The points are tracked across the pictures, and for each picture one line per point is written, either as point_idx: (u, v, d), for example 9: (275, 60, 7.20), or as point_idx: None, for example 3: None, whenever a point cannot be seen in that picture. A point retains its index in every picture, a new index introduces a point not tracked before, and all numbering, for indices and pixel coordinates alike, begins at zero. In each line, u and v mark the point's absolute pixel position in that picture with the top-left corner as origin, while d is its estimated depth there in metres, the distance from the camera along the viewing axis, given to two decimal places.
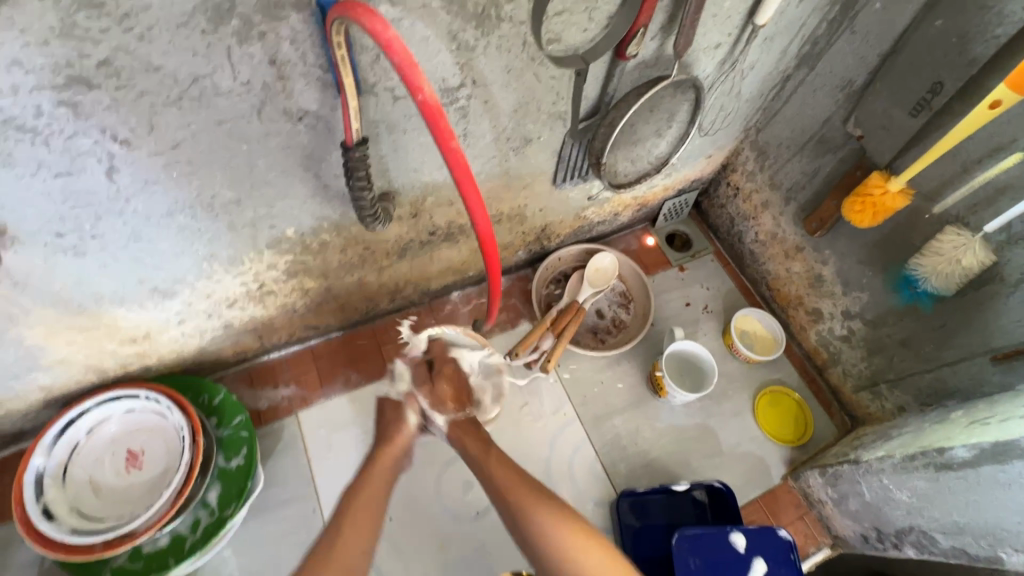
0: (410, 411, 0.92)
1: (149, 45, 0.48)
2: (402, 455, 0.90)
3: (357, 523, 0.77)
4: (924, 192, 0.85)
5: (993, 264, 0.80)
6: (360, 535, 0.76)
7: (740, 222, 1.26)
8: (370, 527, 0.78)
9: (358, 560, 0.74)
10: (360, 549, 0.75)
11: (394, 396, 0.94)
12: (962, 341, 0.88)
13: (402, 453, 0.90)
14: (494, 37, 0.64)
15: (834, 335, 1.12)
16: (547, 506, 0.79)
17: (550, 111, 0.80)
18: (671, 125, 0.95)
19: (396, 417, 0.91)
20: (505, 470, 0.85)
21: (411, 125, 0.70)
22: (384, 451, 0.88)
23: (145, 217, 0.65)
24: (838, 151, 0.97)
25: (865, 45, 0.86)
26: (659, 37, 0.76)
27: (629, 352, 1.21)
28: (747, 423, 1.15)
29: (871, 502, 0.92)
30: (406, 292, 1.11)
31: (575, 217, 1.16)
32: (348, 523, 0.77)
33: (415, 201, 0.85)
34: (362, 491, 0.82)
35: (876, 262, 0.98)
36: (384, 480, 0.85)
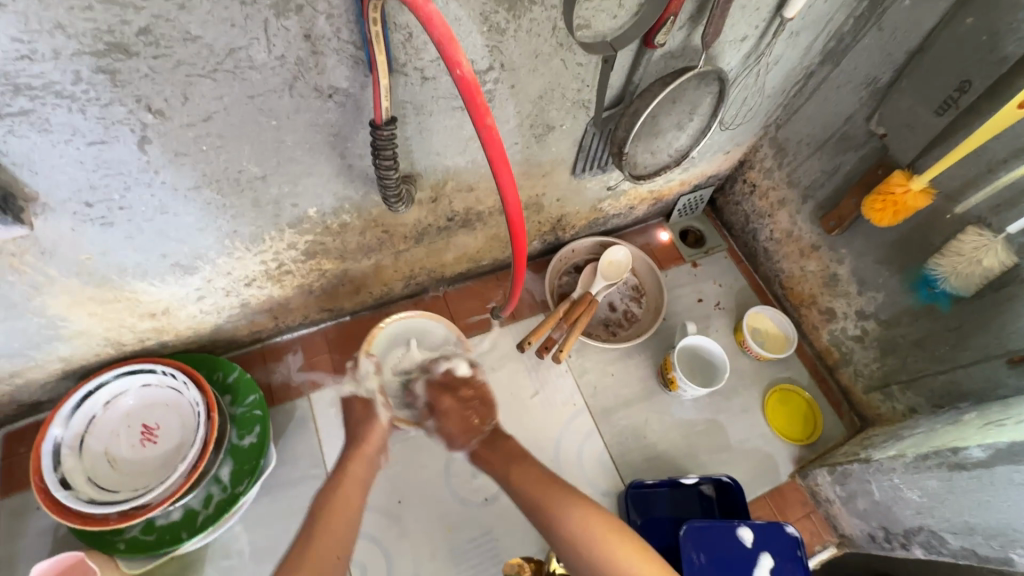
0: (380, 414, 0.96)
1: (190, 14, 0.48)
2: (375, 454, 0.92)
3: (331, 521, 0.79)
4: (946, 192, 0.85)
5: (1015, 266, 0.80)
6: (335, 539, 0.78)
7: (756, 220, 1.26)
8: (344, 530, 0.79)
9: (333, 565, 0.75)
10: (336, 553, 0.77)
11: (363, 394, 1.00)
12: (979, 343, 0.88)
13: (375, 454, 0.92)
14: (526, 21, 0.64)
15: (847, 335, 1.12)
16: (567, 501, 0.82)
17: (574, 98, 0.80)
18: (692, 117, 0.95)
19: (367, 418, 0.95)
20: (532, 476, 0.87)
21: (437, 107, 0.71)
22: (356, 451, 0.90)
23: (173, 189, 0.65)
24: (860, 149, 0.97)
25: (892, 41, 0.85)
26: (687, 26, 0.76)
27: (640, 345, 1.21)
28: (756, 420, 1.15)
29: (880, 501, 0.92)
30: (420, 278, 1.12)
31: (592, 208, 1.16)
32: (320, 527, 0.78)
33: (436, 185, 0.85)
34: (337, 491, 0.83)
35: (894, 262, 0.98)
36: (359, 483, 0.86)
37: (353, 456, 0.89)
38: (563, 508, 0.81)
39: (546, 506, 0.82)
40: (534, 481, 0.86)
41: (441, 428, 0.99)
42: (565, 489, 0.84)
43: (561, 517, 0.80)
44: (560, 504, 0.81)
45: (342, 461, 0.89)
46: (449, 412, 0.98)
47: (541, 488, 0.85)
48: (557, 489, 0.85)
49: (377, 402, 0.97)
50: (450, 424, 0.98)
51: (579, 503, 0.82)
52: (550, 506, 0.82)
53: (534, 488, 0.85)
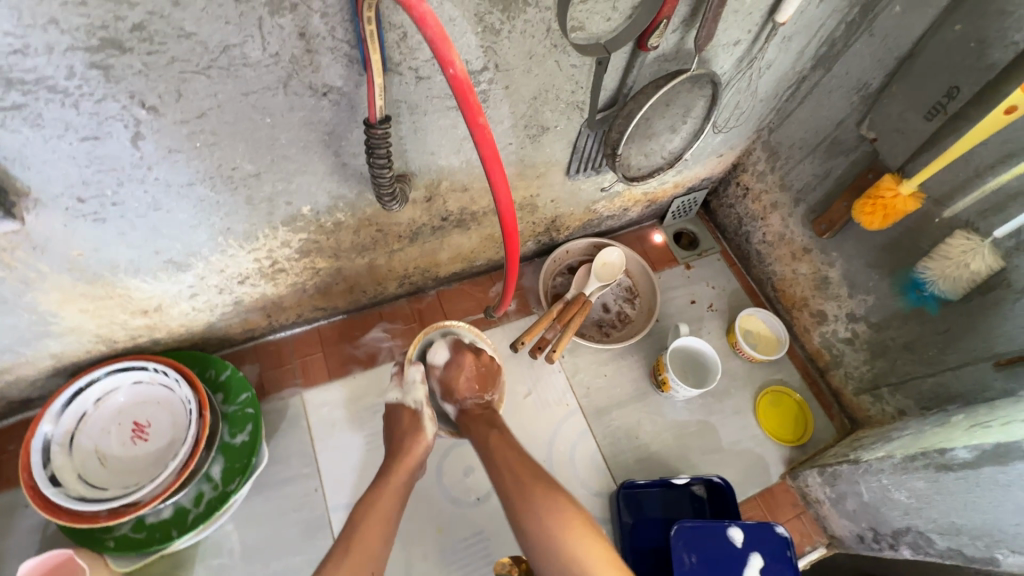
0: (425, 426, 0.92)
1: (184, 11, 0.48)
2: (417, 467, 0.90)
3: (367, 542, 0.78)
4: (935, 196, 0.86)
5: (1000, 269, 0.81)
6: (370, 553, 0.77)
7: (748, 222, 1.27)
8: (378, 546, 0.79)
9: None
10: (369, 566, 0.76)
11: (409, 404, 0.95)
12: (966, 345, 0.89)
13: (417, 464, 0.90)
14: (520, 22, 0.65)
15: (838, 338, 1.13)
16: (539, 486, 0.82)
17: (568, 100, 0.81)
18: (686, 120, 0.95)
19: (413, 428, 0.92)
20: (507, 451, 0.88)
21: (432, 107, 0.71)
22: (399, 463, 0.88)
23: (165, 186, 0.65)
24: (851, 153, 0.98)
25: (883, 47, 0.86)
26: (681, 30, 0.77)
27: (633, 346, 1.22)
28: (747, 421, 1.16)
29: (869, 502, 0.93)
30: (414, 278, 1.12)
31: (586, 210, 1.17)
32: (357, 538, 0.78)
33: (430, 184, 0.85)
34: (373, 508, 0.81)
35: (884, 265, 0.99)
36: (397, 495, 0.85)
37: (395, 468, 0.88)
38: (531, 490, 0.81)
39: (519, 489, 0.82)
40: (509, 453, 0.87)
41: (448, 377, 0.98)
42: (535, 467, 0.85)
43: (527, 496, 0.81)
44: (529, 486, 0.82)
45: (383, 473, 0.87)
46: (465, 368, 0.97)
47: (517, 470, 0.84)
48: (529, 467, 0.85)
49: (421, 410, 0.94)
50: (462, 380, 0.98)
51: (550, 488, 0.82)
52: (524, 490, 0.82)
53: (506, 459, 0.87)
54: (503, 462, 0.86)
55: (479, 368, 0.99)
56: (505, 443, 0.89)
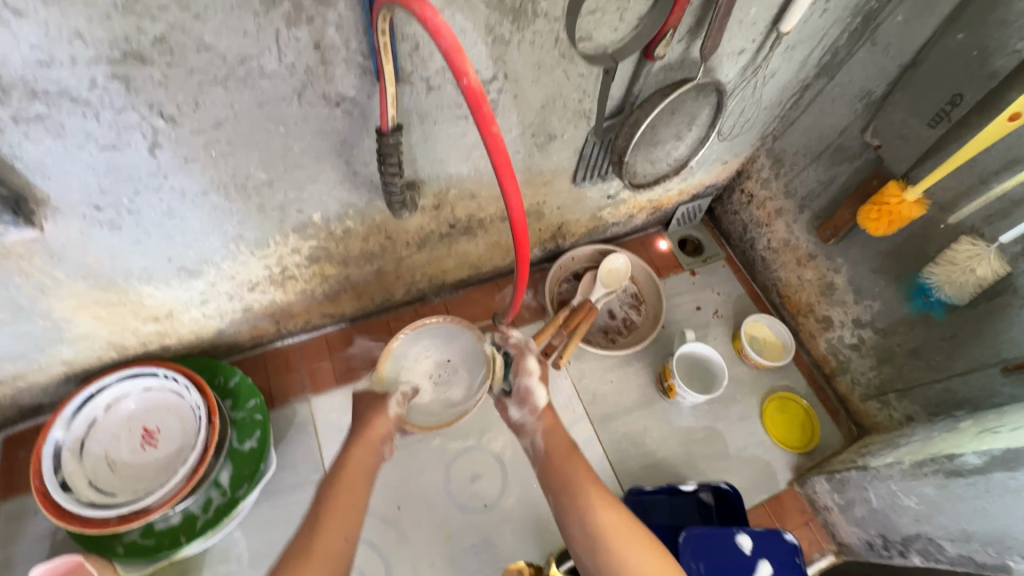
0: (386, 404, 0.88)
1: (204, 24, 0.49)
2: (380, 442, 0.86)
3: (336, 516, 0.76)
4: (940, 202, 0.87)
5: (1007, 275, 0.81)
6: (337, 525, 0.76)
7: (753, 229, 1.28)
8: (350, 517, 0.77)
9: (342, 546, 0.74)
10: (343, 536, 0.75)
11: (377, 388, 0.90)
12: (973, 351, 0.89)
13: (381, 441, 0.86)
14: (529, 33, 0.66)
15: (844, 344, 1.13)
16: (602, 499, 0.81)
17: (575, 108, 0.82)
18: (691, 128, 0.96)
19: (375, 404, 0.87)
20: (573, 462, 0.87)
21: (442, 116, 0.72)
22: (360, 437, 0.84)
23: (181, 194, 0.66)
24: (855, 160, 0.99)
25: (886, 55, 0.87)
26: (686, 39, 0.78)
27: (639, 353, 1.22)
28: (754, 427, 1.16)
29: (879, 508, 0.93)
30: (421, 285, 1.13)
31: (592, 217, 1.17)
32: (326, 515, 0.76)
33: (439, 192, 0.86)
34: (342, 478, 0.81)
35: (889, 271, 0.99)
36: (365, 471, 0.83)
37: (356, 443, 0.85)
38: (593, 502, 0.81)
39: (579, 496, 0.82)
40: (575, 464, 0.86)
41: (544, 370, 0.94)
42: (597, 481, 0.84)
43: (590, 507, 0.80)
44: (593, 497, 0.81)
45: (346, 447, 0.85)
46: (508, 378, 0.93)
47: (583, 479, 0.84)
48: (594, 480, 0.84)
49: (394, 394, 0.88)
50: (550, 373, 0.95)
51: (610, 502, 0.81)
52: (583, 496, 0.82)
53: (570, 469, 0.86)
54: (570, 473, 0.85)
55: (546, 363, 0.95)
56: (574, 453, 0.88)
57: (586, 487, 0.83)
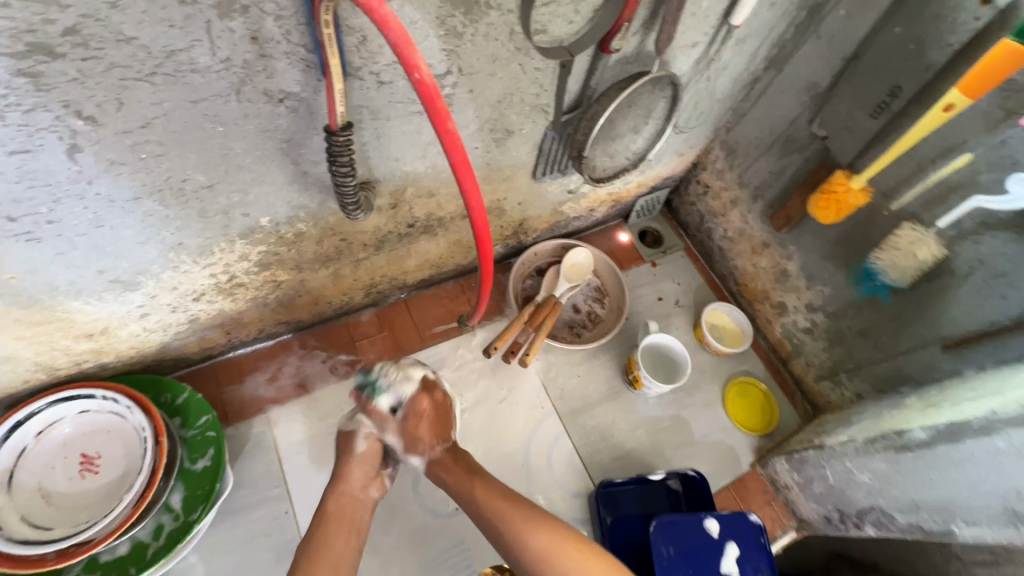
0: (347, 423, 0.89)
1: (123, 13, 0.45)
2: (360, 490, 0.84)
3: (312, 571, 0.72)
4: (882, 190, 0.91)
5: (944, 258, 0.85)
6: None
7: (710, 219, 1.30)
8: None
9: None
10: None
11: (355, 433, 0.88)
12: (917, 331, 0.93)
13: (359, 487, 0.84)
14: (482, 25, 0.64)
15: (798, 328, 1.17)
16: (516, 519, 0.78)
17: (533, 103, 0.80)
18: (647, 121, 0.96)
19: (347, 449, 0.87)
20: (481, 490, 0.83)
21: (395, 112, 0.69)
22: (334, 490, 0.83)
23: (108, 201, 0.61)
24: (803, 151, 1.02)
25: (830, 49, 0.90)
26: (641, 32, 0.77)
27: (604, 346, 1.22)
28: (717, 414, 1.19)
29: (835, 485, 0.97)
30: (381, 287, 1.09)
31: (553, 212, 1.16)
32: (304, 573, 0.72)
33: (395, 191, 0.83)
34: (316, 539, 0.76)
35: (838, 257, 1.03)
36: (343, 527, 0.79)
37: (331, 499, 0.82)
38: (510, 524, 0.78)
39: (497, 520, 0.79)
40: (484, 491, 0.83)
41: (408, 428, 0.86)
42: (508, 502, 0.81)
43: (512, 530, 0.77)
44: (509, 518, 0.78)
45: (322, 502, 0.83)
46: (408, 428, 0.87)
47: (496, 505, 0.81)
48: (505, 502, 0.81)
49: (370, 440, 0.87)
50: (422, 427, 0.87)
51: (530, 519, 0.78)
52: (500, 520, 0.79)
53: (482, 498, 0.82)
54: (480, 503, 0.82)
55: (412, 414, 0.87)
56: (481, 481, 0.84)
57: (500, 510, 0.80)
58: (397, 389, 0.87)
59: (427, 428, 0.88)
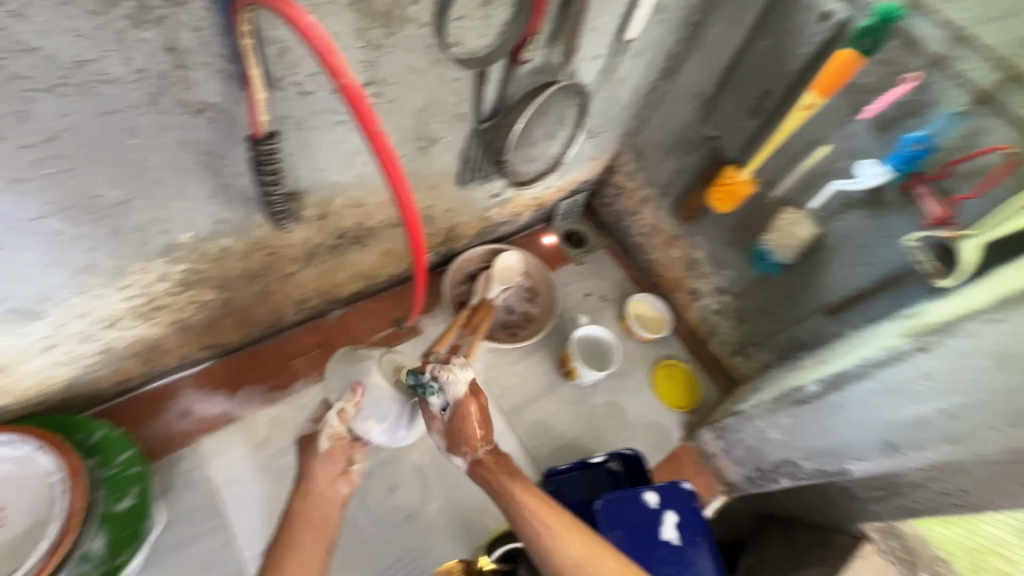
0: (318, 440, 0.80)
1: (25, 22, 0.44)
2: (328, 488, 0.79)
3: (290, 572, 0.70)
4: (765, 180, 1.04)
5: (818, 235, 0.99)
6: None
7: (626, 218, 1.41)
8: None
9: None
10: None
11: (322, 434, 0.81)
12: (804, 301, 1.07)
13: (328, 485, 0.79)
14: (400, 37, 0.67)
15: (710, 310, 1.29)
16: (565, 534, 0.76)
17: (454, 112, 0.84)
18: (562, 127, 1.03)
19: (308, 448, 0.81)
20: (527, 497, 0.79)
21: (319, 122, 0.70)
22: (306, 494, 0.78)
23: (8, 221, 0.57)
24: (699, 150, 1.14)
25: (712, 60, 1.03)
26: (548, 46, 0.84)
27: (540, 342, 1.28)
28: (648, 396, 1.28)
29: (753, 445, 1.07)
30: (313, 302, 1.08)
31: (480, 217, 1.21)
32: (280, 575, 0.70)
33: (323, 202, 0.84)
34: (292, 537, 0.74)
35: (737, 243, 1.16)
36: (315, 526, 0.76)
37: (299, 496, 0.78)
38: (559, 539, 0.75)
39: (544, 533, 0.76)
40: (531, 499, 0.78)
41: (452, 429, 0.86)
42: (556, 511, 0.78)
43: (561, 546, 0.74)
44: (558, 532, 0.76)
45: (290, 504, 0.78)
46: (462, 423, 0.85)
47: (542, 514, 0.77)
48: (553, 513, 0.78)
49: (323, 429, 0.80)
50: (468, 430, 0.85)
51: (576, 535, 0.76)
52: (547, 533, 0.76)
53: (527, 505, 0.78)
54: (523, 509, 0.78)
55: (460, 413, 0.85)
56: (525, 485, 0.81)
57: (548, 520, 0.77)
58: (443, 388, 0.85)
59: (475, 432, 0.85)
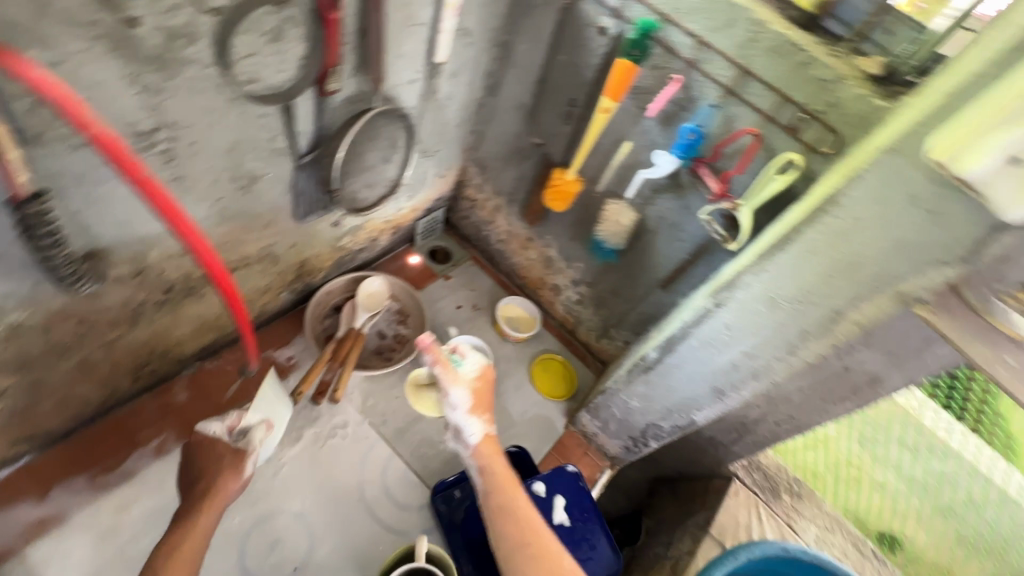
0: (246, 461, 0.85)
1: None
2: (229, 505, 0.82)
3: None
4: (589, 178, 1.15)
5: (639, 221, 1.12)
6: None
7: (484, 228, 1.47)
8: None
9: None
10: None
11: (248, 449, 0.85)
12: (642, 280, 1.20)
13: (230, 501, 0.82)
14: (182, 79, 0.66)
15: (572, 302, 1.39)
16: (542, 544, 0.84)
17: (269, 147, 0.83)
18: (395, 151, 1.06)
19: (228, 461, 0.84)
20: (520, 504, 0.89)
21: (104, 175, 0.66)
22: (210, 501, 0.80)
23: None
24: (531, 158, 1.23)
25: (524, 75, 1.12)
26: (356, 75, 0.86)
27: (417, 361, 1.29)
28: (529, 392, 1.34)
29: (622, 417, 1.17)
30: (153, 366, 1.00)
31: (333, 248, 1.20)
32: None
33: (136, 257, 0.78)
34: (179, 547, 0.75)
35: (579, 238, 1.27)
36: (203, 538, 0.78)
37: (203, 506, 0.80)
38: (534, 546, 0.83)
39: (523, 534, 0.85)
40: (522, 505, 0.89)
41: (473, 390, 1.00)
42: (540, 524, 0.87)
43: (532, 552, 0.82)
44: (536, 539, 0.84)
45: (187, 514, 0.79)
46: (481, 389, 1.01)
47: (527, 522, 0.86)
48: (536, 525, 0.87)
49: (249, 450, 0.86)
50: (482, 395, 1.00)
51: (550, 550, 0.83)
52: (526, 535, 0.84)
53: (517, 510, 0.88)
54: (513, 509, 0.88)
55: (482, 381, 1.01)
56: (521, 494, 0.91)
57: (530, 526, 0.86)
58: (465, 358, 1.03)
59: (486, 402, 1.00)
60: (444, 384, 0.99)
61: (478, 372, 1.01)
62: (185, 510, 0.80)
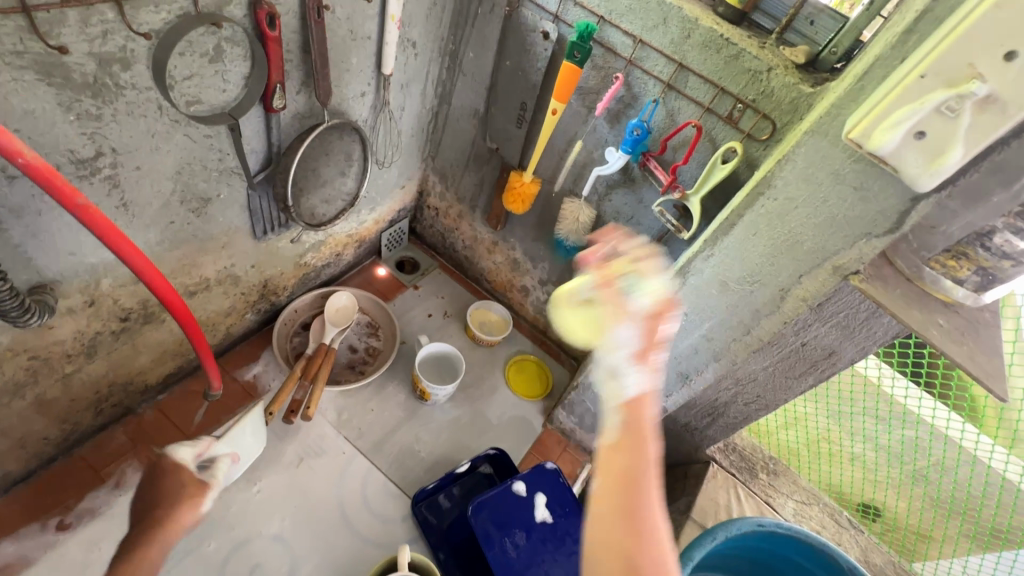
0: (205, 497, 0.77)
1: None
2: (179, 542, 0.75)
3: None
4: (546, 178, 1.18)
5: (597, 217, 1.15)
6: None
7: (449, 236, 1.48)
8: None
9: None
10: None
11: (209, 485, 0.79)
12: None
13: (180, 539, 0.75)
14: (121, 104, 0.65)
15: (541, 302, 1.41)
16: None
17: (219, 167, 0.83)
18: (351, 164, 1.07)
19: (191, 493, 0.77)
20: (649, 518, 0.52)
21: (44, 205, 0.65)
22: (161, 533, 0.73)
23: None
24: (488, 163, 1.25)
25: (474, 82, 1.15)
26: (303, 91, 0.87)
27: (391, 372, 1.29)
28: (505, 394, 1.35)
29: (596, 410, 1.19)
30: (115, 398, 0.98)
31: (296, 265, 1.19)
32: None
33: (86, 288, 0.77)
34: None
35: (542, 238, 1.29)
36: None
37: (158, 536, 0.73)
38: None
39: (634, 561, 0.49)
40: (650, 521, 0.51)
41: None
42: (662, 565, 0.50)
43: None
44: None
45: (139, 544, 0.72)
46: None
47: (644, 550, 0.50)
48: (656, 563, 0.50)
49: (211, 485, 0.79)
50: None
51: None
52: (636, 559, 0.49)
53: (640, 521, 0.51)
54: (637, 516, 0.51)
55: None
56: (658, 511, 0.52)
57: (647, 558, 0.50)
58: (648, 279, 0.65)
59: None
60: (611, 314, 0.63)
61: (659, 303, 0.63)
62: (132, 541, 0.74)
